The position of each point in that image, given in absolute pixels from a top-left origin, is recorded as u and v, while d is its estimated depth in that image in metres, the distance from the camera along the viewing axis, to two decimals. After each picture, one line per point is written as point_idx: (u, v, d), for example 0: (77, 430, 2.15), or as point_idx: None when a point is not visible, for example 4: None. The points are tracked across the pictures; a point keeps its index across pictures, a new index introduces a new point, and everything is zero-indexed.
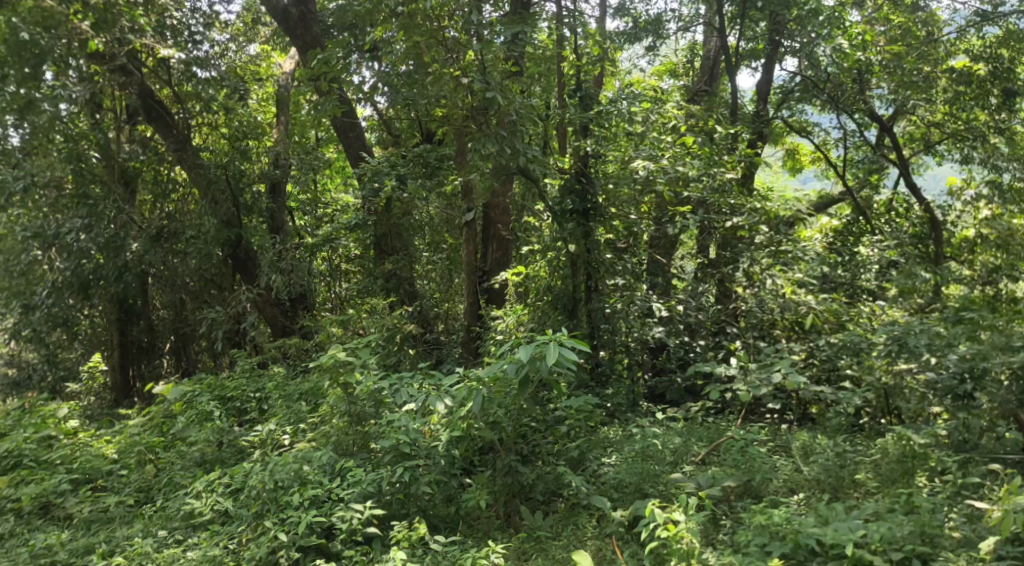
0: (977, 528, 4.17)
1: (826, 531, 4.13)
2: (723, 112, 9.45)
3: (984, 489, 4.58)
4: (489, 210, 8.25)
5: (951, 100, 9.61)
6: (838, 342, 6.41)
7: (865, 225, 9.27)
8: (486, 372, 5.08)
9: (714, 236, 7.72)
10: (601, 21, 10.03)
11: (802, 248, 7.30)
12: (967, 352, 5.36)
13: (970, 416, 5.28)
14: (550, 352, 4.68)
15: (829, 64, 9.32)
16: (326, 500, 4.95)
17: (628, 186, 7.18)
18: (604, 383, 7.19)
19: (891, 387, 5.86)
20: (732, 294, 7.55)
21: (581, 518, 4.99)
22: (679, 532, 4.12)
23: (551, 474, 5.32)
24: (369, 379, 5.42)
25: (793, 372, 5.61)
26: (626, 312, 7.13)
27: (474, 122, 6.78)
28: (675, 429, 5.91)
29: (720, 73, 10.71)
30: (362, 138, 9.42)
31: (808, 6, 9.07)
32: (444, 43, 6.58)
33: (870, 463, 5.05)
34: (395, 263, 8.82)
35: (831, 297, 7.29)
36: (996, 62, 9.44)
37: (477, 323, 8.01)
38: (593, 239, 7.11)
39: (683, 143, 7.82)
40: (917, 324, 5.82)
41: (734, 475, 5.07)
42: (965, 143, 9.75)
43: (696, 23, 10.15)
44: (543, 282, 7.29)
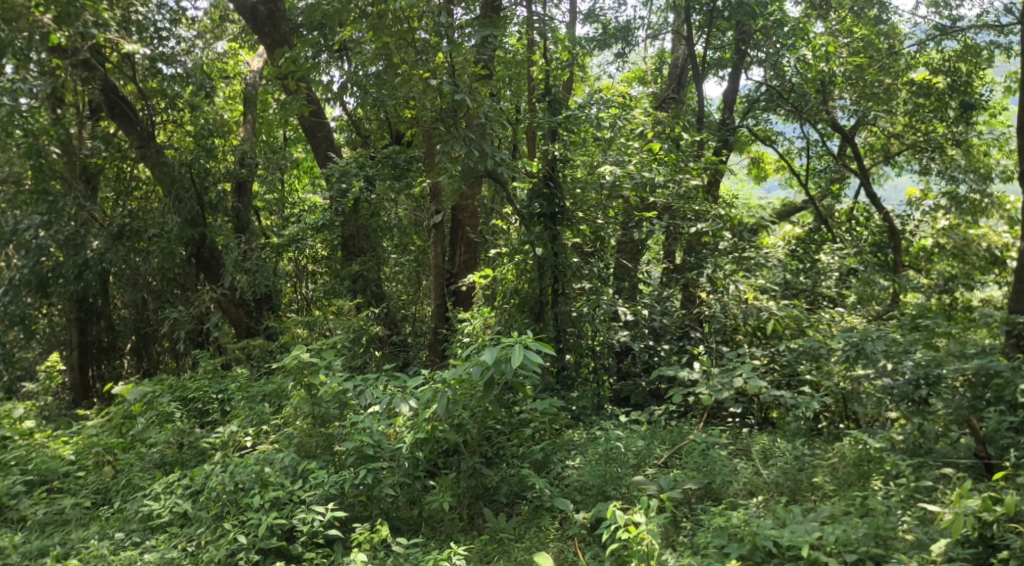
0: (929, 530, 4.24)
1: (783, 533, 4.21)
2: (689, 120, 9.62)
3: (937, 493, 4.66)
4: (457, 213, 8.28)
5: (912, 112, 9.86)
6: (799, 347, 6.44)
7: (827, 233, 9.56)
8: (451, 374, 5.08)
9: (680, 242, 7.80)
10: (570, 26, 10.09)
11: (764, 254, 7.57)
12: (921, 358, 5.58)
13: (925, 421, 5.41)
14: (515, 355, 4.69)
15: (794, 75, 9.48)
16: (287, 502, 4.90)
17: (594, 191, 7.38)
18: (570, 387, 7.24)
19: (849, 392, 6.05)
20: (696, 299, 7.68)
21: (543, 520, 5.02)
22: (639, 534, 4.21)
23: (516, 477, 5.36)
24: (334, 380, 5.34)
25: (754, 377, 5.69)
26: (592, 315, 7.18)
27: (444, 124, 6.79)
28: (638, 431, 5.95)
29: (687, 82, 10.80)
30: (330, 138, 9.33)
31: (775, 16, 9.35)
32: (414, 45, 6.58)
33: (827, 466, 5.15)
34: (363, 265, 8.84)
35: (791, 303, 7.42)
36: (956, 76, 9.86)
37: (444, 326, 7.95)
38: (561, 242, 7.21)
39: (649, 149, 7.87)
40: (875, 330, 5.93)
41: (695, 477, 5.16)
42: (924, 154, 9.99)
43: (665, 32, 10.27)
44: (510, 285, 7.30)
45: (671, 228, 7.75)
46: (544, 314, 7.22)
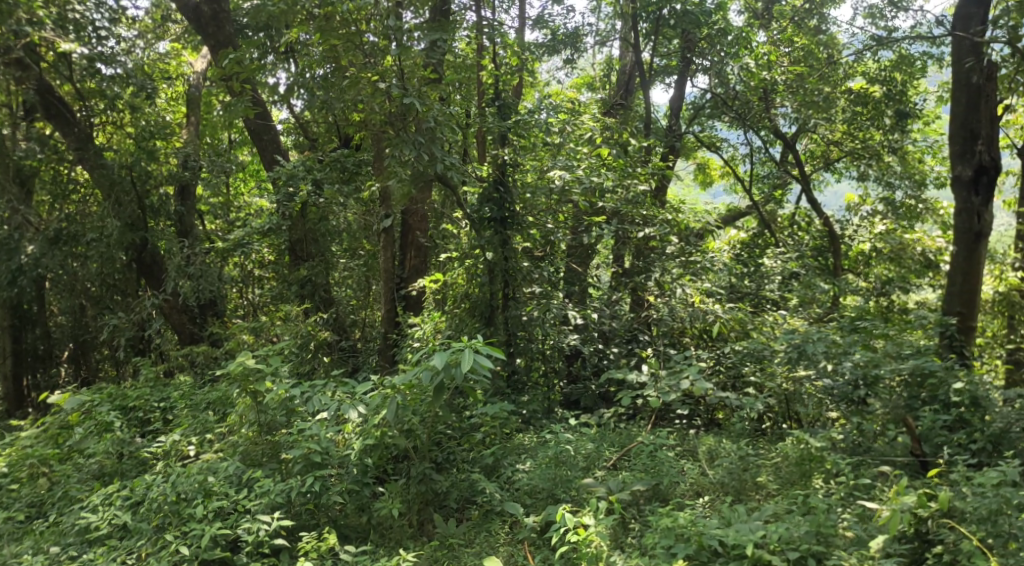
0: (868, 528, 4.35)
1: (728, 532, 4.27)
2: (636, 126, 9.75)
3: (874, 491, 4.79)
4: (407, 217, 8.23)
5: (850, 120, 10.09)
6: (743, 349, 6.58)
7: (770, 237, 9.85)
8: (401, 380, 5.05)
9: (628, 246, 7.90)
10: (519, 32, 10.13)
11: (710, 258, 7.69)
12: (861, 359, 5.80)
13: (863, 421, 5.60)
14: (465, 359, 4.67)
15: (737, 83, 9.76)
16: (231, 512, 4.81)
17: (544, 196, 7.46)
18: (520, 391, 7.14)
19: (791, 393, 6.14)
20: (644, 302, 7.79)
21: (493, 524, 5.01)
22: (588, 536, 4.28)
23: (466, 481, 5.35)
24: (280, 386, 5.27)
25: (701, 379, 5.76)
26: (542, 319, 7.18)
27: (392, 127, 6.74)
28: (588, 434, 6.00)
29: (635, 88, 10.93)
30: (277, 141, 9.18)
31: (719, 25, 9.45)
32: (361, 48, 6.55)
33: (771, 466, 5.26)
34: (311, 269, 8.66)
35: (736, 306, 7.59)
36: (891, 86, 10.19)
37: (394, 330, 7.87)
38: (511, 246, 7.20)
39: (598, 154, 8.01)
40: (815, 332, 6.13)
41: (643, 479, 5.22)
42: (862, 161, 10.25)
43: (612, 38, 10.39)
44: (460, 289, 7.28)
45: (620, 232, 7.86)
46: (495, 318, 7.19)
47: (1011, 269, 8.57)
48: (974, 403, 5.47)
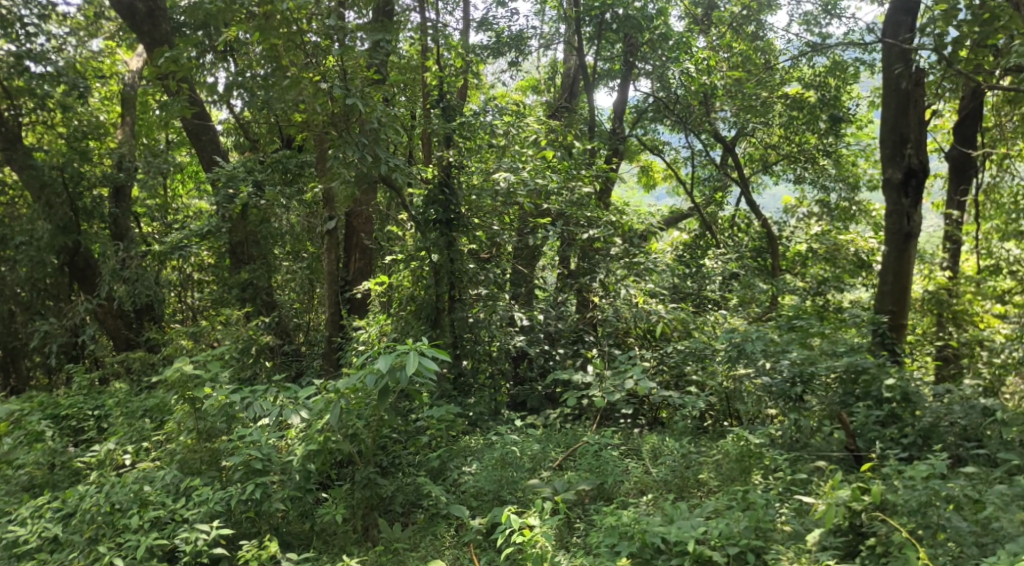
0: (804, 522, 4.45)
1: (670, 529, 4.34)
2: (581, 128, 9.86)
3: (811, 485, 4.92)
4: (351, 218, 8.14)
5: (786, 124, 10.64)
6: (685, 348, 6.72)
7: (711, 239, 10.10)
8: (344, 384, 4.93)
9: (574, 248, 7.94)
10: (464, 33, 10.12)
11: (654, 259, 7.80)
12: (797, 358, 5.95)
13: (800, 418, 5.71)
14: (410, 362, 4.64)
15: (679, 87, 9.82)
16: (168, 521, 4.71)
17: (490, 199, 7.42)
18: (467, 392, 7.13)
19: (731, 391, 6.35)
20: (590, 303, 7.89)
21: (438, 528, 5.00)
22: (534, 536, 4.28)
23: (411, 485, 5.33)
24: (220, 392, 5.14)
25: (645, 378, 5.82)
26: (489, 321, 7.25)
27: (336, 128, 6.70)
28: (534, 435, 6.03)
29: (579, 91, 11.03)
30: (217, 141, 9.00)
31: (659, 30, 9.54)
32: (303, 47, 6.42)
33: (712, 463, 5.35)
34: (253, 272, 8.51)
35: (679, 307, 7.74)
36: (825, 91, 10.49)
37: (339, 334, 7.77)
38: (457, 248, 7.18)
39: (543, 157, 8.05)
40: (754, 332, 6.35)
41: (588, 478, 5.28)
42: (798, 164, 10.81)
43: (556, 41, 10.45)
44: (406, 292, 7.21)
45: (565, 233, 7.90)
46: (441, 321, 7.16)
47: (938, 268, 8.90)
48: (906, 398, 5.62)
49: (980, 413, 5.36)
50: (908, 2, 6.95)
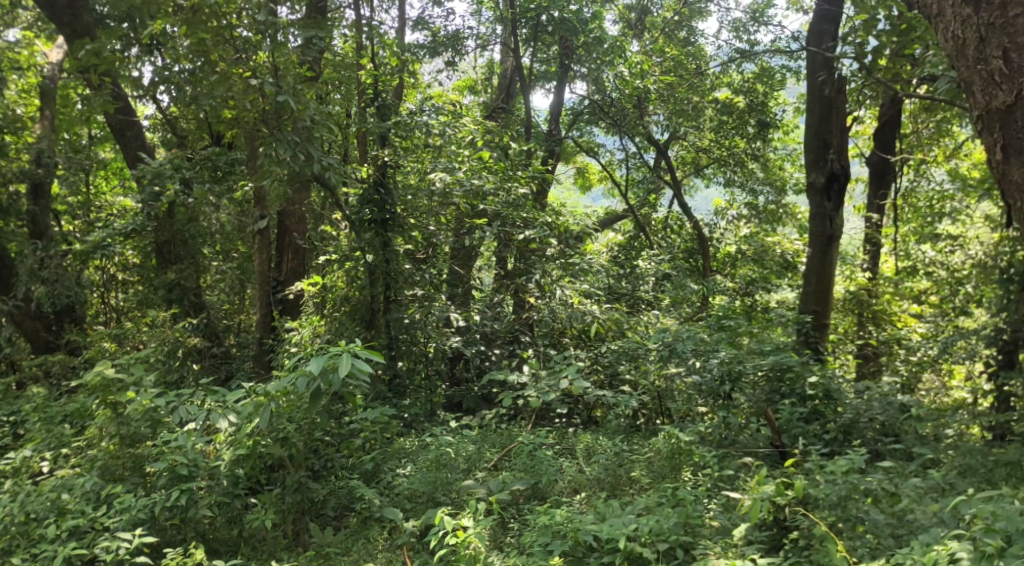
0: (731, 517, 4.55)
1: (602, 527, 4.39)
2: (518, 130, 9.91)
3: (737, 481, 5.04)
4: (283, 218, 8.03)
5: (716, 128, 10.93)
6: (618, 348, 6.86)
7: (645, 240, 10.29)
8: (274, 388, 4.82)
9: (511, 249, 7.95)
10: (400, 32, 10.07)
11: (589, 261, 7.88)
12: (726, 356, 6.04)
13: (729, 415, 5.86)
14: (343, 363, 4.53)
15: (614, 90, 9.98)
16: (88, 530, 4.54)
17: (425, 198, 7.36)
18: (402, 394, 7.10)
19: (663, 389, 6.53)
20: (526, 304, 7.92)
21: (371, 531, 4.96)
22: (467, 538, 4.25)
23: (344, 489, 5.32)
24: (144, 396, 4.96)
25: (579, 378, 5.86)
26: (425, 322, 7.20)
27: (266, 126, 6.49)
28: (469, 436, 6.04)
29: (516, 92, 11.09)
30: (142, 138, 8.74)
31: (595, 33, 9.42)
32: (233, 42, 6.30)
33: (643, 460, 5.49)
34: (180, 272, 8.22)
35: (613, 307, 7.85)
36: (753, 96, 10.82)
37: (270, 335, 7.62)
38: (392, 249, 7.12)
39: (479, 157, 7.98)
40: (685, 332, 6.47)
41: (522, 478, 5.31)
42: (728, 168, 11.22)
43: (493, 42, 10.48)
44: (340, 293, 7.12)
45: (501, 234, 7.92)
46: (376, 322, 7.07)
47: (859, 270, 9.30)
48: (827, 395, 5.83)
49: (897, 410, 5.63)
50: (830, 12, 7.21)
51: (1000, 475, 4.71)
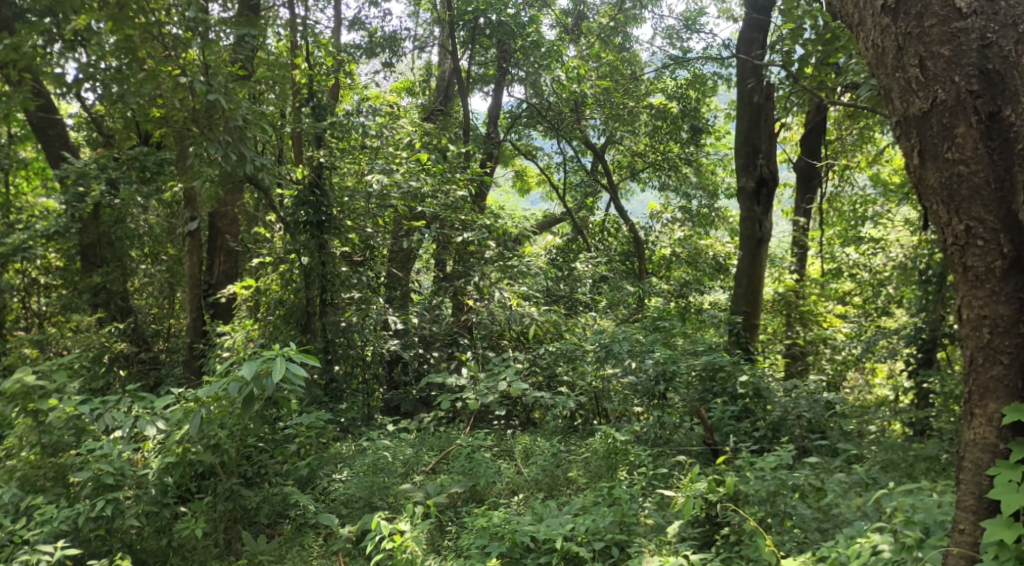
0: (665, 515, 4.61)
1: (539, 528, 4.41)
2: (456, 132, 9.93)
3: (671, 479, 5.12)
4: (215, 219, 7.79)
5: (651, 133, 11.23)
6: (556, 350, 6.91)
7: (582, 243, 10.48)
8: (204, 392, 4.66)
9: (449, 251, 7.96)
10: (336, 33, 9.96)
11: (527, 263, 7.93)
12: (660, 357, 6.16)
13: (663, 414, 5.95)
14: (277, 367, 4.39)
15: (551, 94, 10.11)
16: (7, 543, 4.39)
17: (363, 200, 7.30)
18: (338, 398, 7.01)
19: (600, 390, 6.64)
20: (465, 307, 7.91)
21: (306, 537, 4.89)
22: (403, 542, 4.23)
23: (278, 495, 5.17)
24: (67, 403, 4.78)
25: (517, 380, 5.86)
26: (362, 325, 7.07)
27: (197, 125, 6.35)
28: (406, 439, 6.02)
29: (454, 95, 11.09)
30: (65, 137, 8.43)
31: (532, 37, 9.40)
32: (161, 39, 6.11)
33: (581, 460, 5.54)
34: (105, 275, 8.04)
35: (551, 309, 7.91)
36: (685, 102, 11.05)
37: (201, 340, 7.43)
38: (328, 251, 7.04)
39: (417, 159, 7.93)
40: (620, 333, 6.63)
41: (460, 481, 5.29)
42: (663, 172, 11.47)
43: (431, 44, 10.47)
44: (274, 296, 7.05)
45: (440, 237, 7.92)
46: (312, 325, 6.98)
47: (788, 271, 9.48)
48: (757, 394, 6.01)
49: (823, 407, 5.79)
50: (759, 21, 7.40)
51: (919, 469, 4.90)
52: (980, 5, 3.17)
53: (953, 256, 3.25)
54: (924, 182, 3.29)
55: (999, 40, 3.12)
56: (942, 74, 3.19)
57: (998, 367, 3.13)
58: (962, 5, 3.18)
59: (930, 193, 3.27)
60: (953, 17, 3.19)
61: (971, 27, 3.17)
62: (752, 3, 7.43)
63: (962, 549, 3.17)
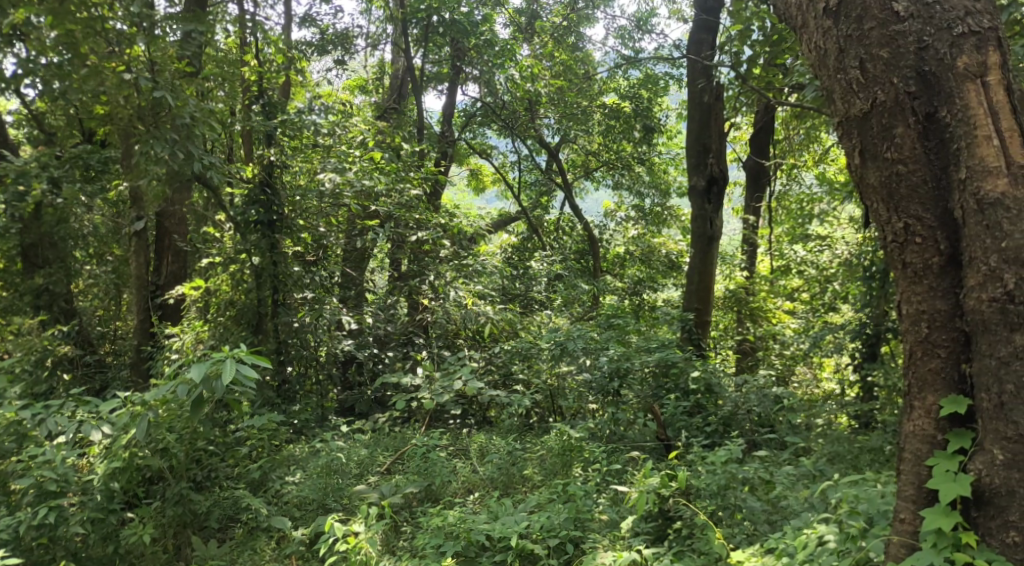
0: (619, 510, 4.66)
1: (495, 526, 4.41)
2: (410, 130, 9.89)
3: (625, 475, 5.16)
4: (163, 219, 7.55)
5: (605, 132, 11.23)
6: (511, 349, 6.92)
7: (538, 241, 10.56)
8: (153, 396, 4.56)
9: (404, 250, 7.94)
10: (287, 29, 9.83)
11: (482, 262, 7.92)
12: (614, 355, 6.31)
13: (617, 411, 6.03)
14: (227, 369, 4.30)
15: (505, 93, 10.10)
16: None
17: (315, 199, 7.21)
18: (292, 400, 6.97)
19: (555, 388, 6.69)
20: (420, 306, 7.89)
21: (258, 541, 4.86)
22: (358, 543, 4.19)
23: (229, 499, 5.17)
24: (8, 408, 4.61)
25: (473, 379, 5.84)
26: (315, 325, 7.00)
27: (143, 122, 6.20)
28: (361, 440, 5.99)
29: (407, 93, 11.03)
30: (5, 134, 8.16)
31: (485, 36, 9.36)
32: (105, 34, 5.89)
33: (536, 458, 5.57)
34: (48, 277, 7.68)
35: (506, 308, 7.91)
36: (638, 102, 11.01)
37: (149, 342, 7.29)
38: (280, 251, 6.96)
39: (371, 157, 7.84)
40: (575, 331, 6.67)
41: (415, 481, 5.27)
42: (616, 171, 11.61)
43: (383, 42, 10.40)
44: (225, 296, 6.89)
45: (394, 236, 7.89)
46: (263, 326, 6.89)
47: (739, 269, 9.62)
48: (709, 389, 6.10)
49: (772, 402, 5.89)
50: (708, 22, 7.53)
51: (864, 461, 5.03)
52: (916, 9, 3.26)
53: (892, 253, 3.34)
54: (865, 181, 3.38)
55: (935, 43, 3.21)
56: (880, 76, 3.28)
57: (936, 360, 3.22)
58: (900, 9, 3.28)
59: (870, 191, 3.36)
60: (891, 20, 3.28)
61: (908, 30, 3.26)
62: (701, 4, 7.56)
63: (903, 538, 3.23)
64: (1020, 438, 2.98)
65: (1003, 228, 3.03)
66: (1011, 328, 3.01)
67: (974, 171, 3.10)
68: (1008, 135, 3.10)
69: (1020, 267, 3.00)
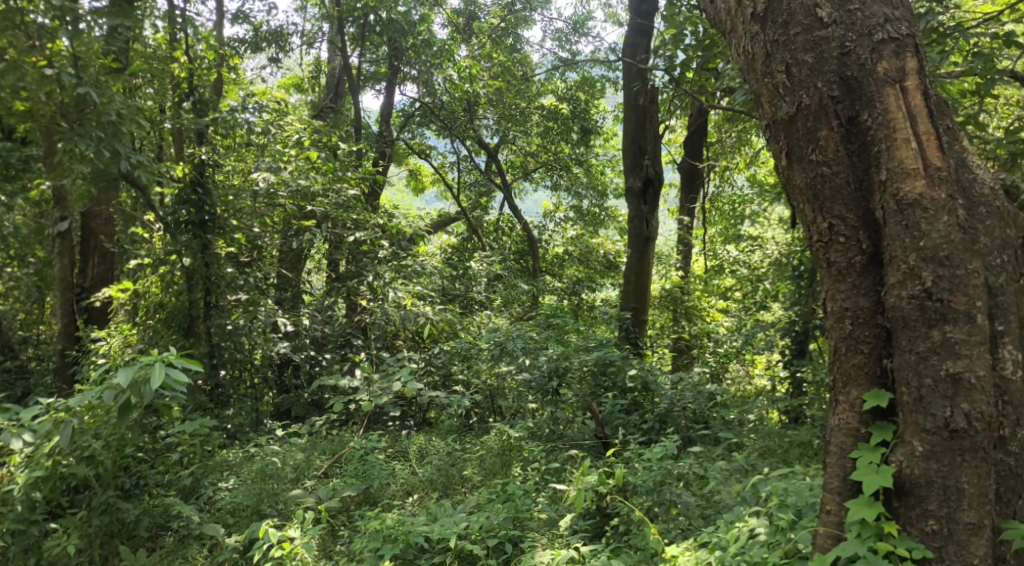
0: (558, 508, 4.69)
1: (433, 528, 4.37)
2: (348, 129, 9.82)
3: (563, 473, 5.20)
4: (89, 219, 7.41)
5: (543, 134, 11.35)
6: (450, 349, 6.88)
7: (477, 242, 10.56)
8: (77, 402, 4.39)
9: (341, 251, 7.86)
10: (218, 25, 9.61)
11: (421, 263, 7.87)
12: (553, 354, 6.36)
13: (556, 410, 6.10)
14: (154, 374, 4.15)
15: (443, 93, 10.08)
16: None
17: (249, 199, 7.05)
18: (225, 404, 6.69)
19: (495, 388, 6.71)
20: (358, 307, 7.80)
21: (189, 549, 4.72)
22: (293, 549, 4.13)
23: (159, 507, 4.94)
24: None
25: (411, 380, 5.71)
26: (249, 328, 6.84)
27: (65, 118, 5.97)
28: (297, 445, 5.88)
29: (344, 92, 10.90)
30: None
31: (423, 36, 9.32)
32: (25, 27, 5.64)
33: (476, 459, 5.56)
34: None
35: (446, 308, 7.88)
36: (576, 103, 11.35)
37: (74, 346, 7.02)
38: (212, 252, 6.76)
39: (307, 157, 7.74)
40: (514, 331, 6.73)
41: (353, 484, 5.20)
42: (554, 172, 11.57)
43: (319, 40, 10.27)
44: (154, 299, 6.68)
45: (331, 237, 7.80)
46: (196, 329, 6.68)
47: (675, 269, 9.83)
48: (645, 387, 6.16)
49: (705, 398, 6.00)
50: (642, 26, 7.65)
51: (793, 455, 5.20)
52: (840, 15, 3.37)
53: (818, 252, 3.45)
54: (792, 182, 3.49)
55: (857, 49, 3.32)
56: (806, 80, 3.38)
57: (859, 356, 3.34)
58: (824, 15, 3.38)
59: (797, 192, 3.47)
60: (815, 26, 3.39)
61: (832, 36, 3.36)
62: (636, 8, 7.67)
63: (829, 528, 3.32)
64: (938, 430, 3.11)
65: (921, 228, 3.17)
66: (930, 324, 3.14)
67: (894, 173, 3.22)
68: (924, 138, 3.23)
69: (938, 266, 3.13)
